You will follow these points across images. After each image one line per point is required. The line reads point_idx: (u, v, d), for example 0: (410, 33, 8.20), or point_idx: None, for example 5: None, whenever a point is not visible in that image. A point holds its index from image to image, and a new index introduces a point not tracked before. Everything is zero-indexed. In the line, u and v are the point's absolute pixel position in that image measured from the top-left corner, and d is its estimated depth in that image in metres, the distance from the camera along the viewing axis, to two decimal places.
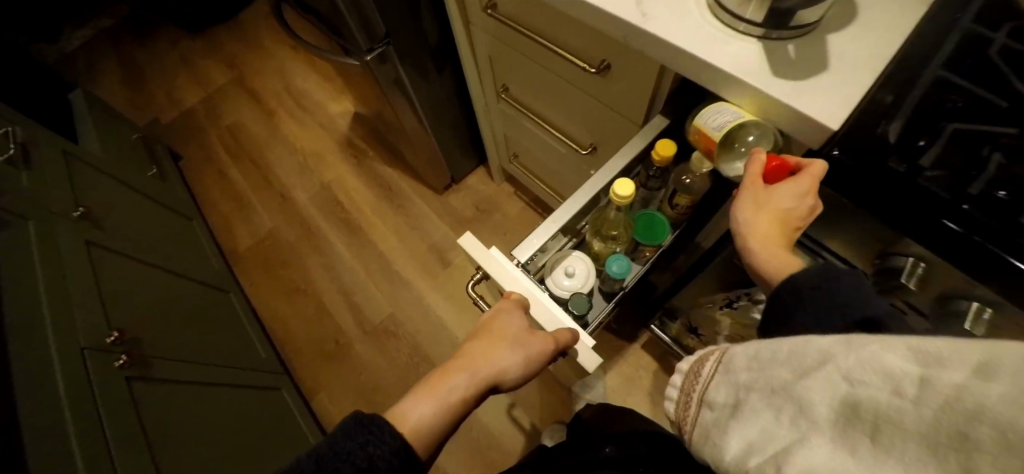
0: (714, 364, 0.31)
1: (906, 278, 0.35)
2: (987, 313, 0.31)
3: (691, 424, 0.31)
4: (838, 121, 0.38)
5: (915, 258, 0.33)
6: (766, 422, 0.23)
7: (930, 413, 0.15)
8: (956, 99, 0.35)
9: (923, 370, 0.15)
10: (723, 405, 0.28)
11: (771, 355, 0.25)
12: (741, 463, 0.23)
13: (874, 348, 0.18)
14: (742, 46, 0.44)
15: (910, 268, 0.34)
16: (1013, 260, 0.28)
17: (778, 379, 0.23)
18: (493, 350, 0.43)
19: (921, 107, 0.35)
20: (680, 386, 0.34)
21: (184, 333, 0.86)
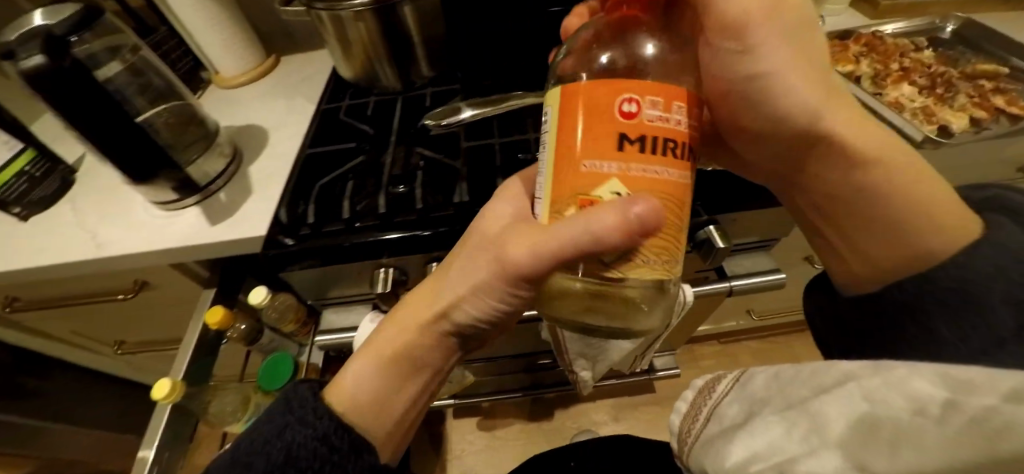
0: (731, 383, 0.39)
1: (716, 241, 0.52)
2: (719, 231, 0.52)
3: (696, 436, 0.40)
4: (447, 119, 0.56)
5: (711, 227, 0.52)
6: (774, 434, 0.27)
7: (952, 429, 0.17)
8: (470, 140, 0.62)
9: (951, 394, 0.18)
10: (732, 416, 0.35)
11: (793, 377, 0.30)
12: (741, 467, 0.28)
13: (907, 374, 0.21)
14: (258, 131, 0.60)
15: (713, 233, 0.52)
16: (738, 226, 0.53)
17: (799, 397, 0.28)
18: (473, 251, 0.39)
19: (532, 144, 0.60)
20: (691, 402, 0.43)
21: (112, 325, 0.82)
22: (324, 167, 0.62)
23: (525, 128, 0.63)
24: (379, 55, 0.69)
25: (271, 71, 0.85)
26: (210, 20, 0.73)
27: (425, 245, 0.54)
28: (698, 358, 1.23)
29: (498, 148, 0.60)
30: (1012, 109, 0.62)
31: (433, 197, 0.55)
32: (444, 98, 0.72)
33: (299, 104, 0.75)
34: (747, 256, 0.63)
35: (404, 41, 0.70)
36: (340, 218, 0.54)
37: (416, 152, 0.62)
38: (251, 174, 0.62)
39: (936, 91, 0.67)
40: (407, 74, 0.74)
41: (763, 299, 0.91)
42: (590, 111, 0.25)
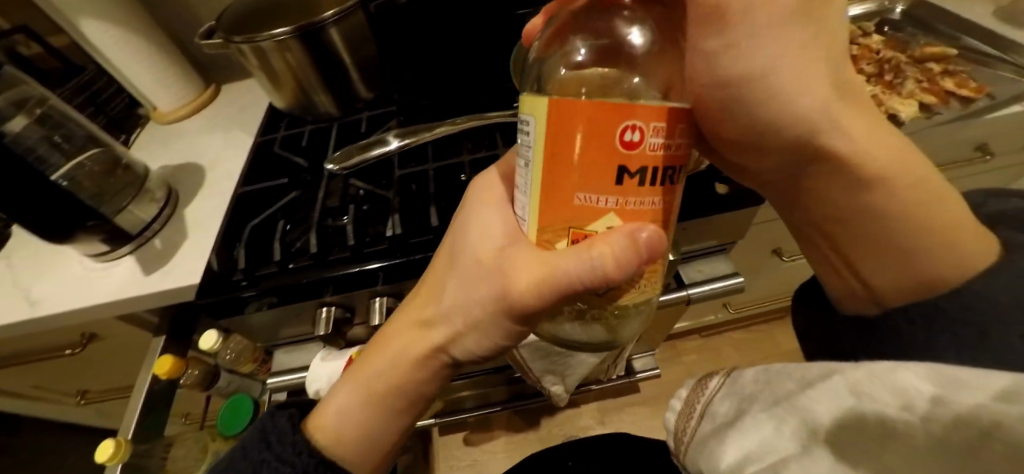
0: (721, 383, 0.38)
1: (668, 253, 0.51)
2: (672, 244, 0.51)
3: (691, 436, 0.38)
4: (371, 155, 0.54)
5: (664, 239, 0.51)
6: (766, 432, 0.27)
7: (942, 427, 0.17)
8: (411, 165, 0.61)
9: (938, 388, 0.18)
10: (725, 413, 0.34)
11: (780, 369, 0.30)
12: (736, 468, 0.27)
13: (887, 366, 0.21)
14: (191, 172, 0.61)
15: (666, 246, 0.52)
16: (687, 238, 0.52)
17: (786, 390, 0.27)
18: (462, 274, 0.36)
19: (472, 163, 0.59)
20: (684, 402, 0.41)
21: (70, 379, 0.78)
22: (256, 209, 0.62)
23: (459, 152, 0.61)
24: (314, 84, 0.68)
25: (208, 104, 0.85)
26: (135, 57, 0.74)
27: (363, 280, 0.54)
28: (682, 354, 1.24)
29: (431, 175, 0.59)
30: (961, 91, 0.64)
31: (366, 233, 0.55)
32: (380, 123, 0.72)
33: (239, 136, 0.77)
34: (707, 259, 0.61)
35: (336, 68, 0.68)
36: (272, 260, 0.54)
37: (349, 184, 0.61)
38: (187, 216, 0.64)
39: (884, 78, 0.68)
40: (346, 98, 0.72)
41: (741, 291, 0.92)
42: (590, 141, 0.21)
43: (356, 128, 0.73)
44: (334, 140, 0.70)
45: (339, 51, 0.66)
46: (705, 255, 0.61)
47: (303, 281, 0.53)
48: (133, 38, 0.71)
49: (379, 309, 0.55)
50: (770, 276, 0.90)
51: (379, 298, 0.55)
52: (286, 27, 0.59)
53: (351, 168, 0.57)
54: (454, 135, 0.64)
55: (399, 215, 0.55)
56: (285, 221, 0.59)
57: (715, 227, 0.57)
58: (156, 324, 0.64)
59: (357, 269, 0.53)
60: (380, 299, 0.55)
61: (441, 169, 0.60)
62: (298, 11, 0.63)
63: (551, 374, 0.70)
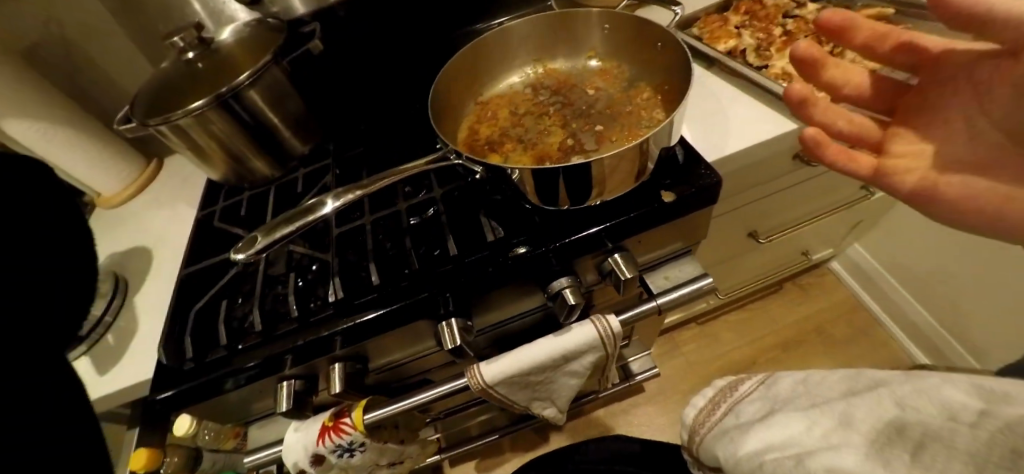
0: (755, 385, 0.42)
1: (619, 270, 0.50)
2: (621, 260, 0.50)
3: (709, 428, 0.42)
4: (290, 228, 0.49)
5: (615, 256, 0.51)
6: (794, 429, 0.31)
7: (987, 433, 0.22)
8: (356, 216, 0.59)
9: (986, 405, 0.23)
10: (752, 411, 0.38)
11: (819, 381, 0.34)
12: (761, 453, 0.31)
13: (937, 383, 0.26)
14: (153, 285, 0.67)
15: (616, 263, 0.51)
16: (626, 260, 0.50)
17: (823, 398, 0.32)
18: None
19: (411, 208, 0.56)
20: (708, 398, 0.45)
21: None
22: (200, 290, 0.60)
23: (396, 200, 0.58)
24: (250, 151, 0.66)
25: (152, 184, 0.84)
26: (68, 145, 0.70)
27: (316, 347, 0.52)
28: (681, 346, 1.24)
29: (368, 229, 0.55)
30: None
31: (311, 300, 0.54)
32: (317, 180, 0.69)
33: (186, 212, 0.78)
34: (672, 264, 0.59)
35: (260, 129, 0.65)
36: (220, 344, 0.53)
37: (291, 249, 0.59)
38: (139, 306, 0.67)
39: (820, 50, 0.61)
40: (281, 157, 0.70)
41: (726, 277, 0.92)
42: None
43: (293, 187, 0.70)
44: (273, 203, 0.67)
45: (264, 111, 0.64)
46: (670, 260, 0.60)
47: (247, 364, 0.52)
48: (63, 129, 0.68)
49: (338, 376, 0.53)
50: (749, 260, 0.90)
51: (338, 364, 0.54)
52: (200, 101, 0.56)
53: (270, 247, 0.48)
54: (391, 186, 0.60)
55: (339, 277, 0.53)
56: (229, 300, 0.57)
57: (673, 234, 0.55)
58: (130, 416, 0.62)
59: (307, 339, 0.52)
60: (338, 366, 0.54)
61: (383, 218, 0.57)
62: (213, 82, 0.61)
63: (540, 399, 0.68)
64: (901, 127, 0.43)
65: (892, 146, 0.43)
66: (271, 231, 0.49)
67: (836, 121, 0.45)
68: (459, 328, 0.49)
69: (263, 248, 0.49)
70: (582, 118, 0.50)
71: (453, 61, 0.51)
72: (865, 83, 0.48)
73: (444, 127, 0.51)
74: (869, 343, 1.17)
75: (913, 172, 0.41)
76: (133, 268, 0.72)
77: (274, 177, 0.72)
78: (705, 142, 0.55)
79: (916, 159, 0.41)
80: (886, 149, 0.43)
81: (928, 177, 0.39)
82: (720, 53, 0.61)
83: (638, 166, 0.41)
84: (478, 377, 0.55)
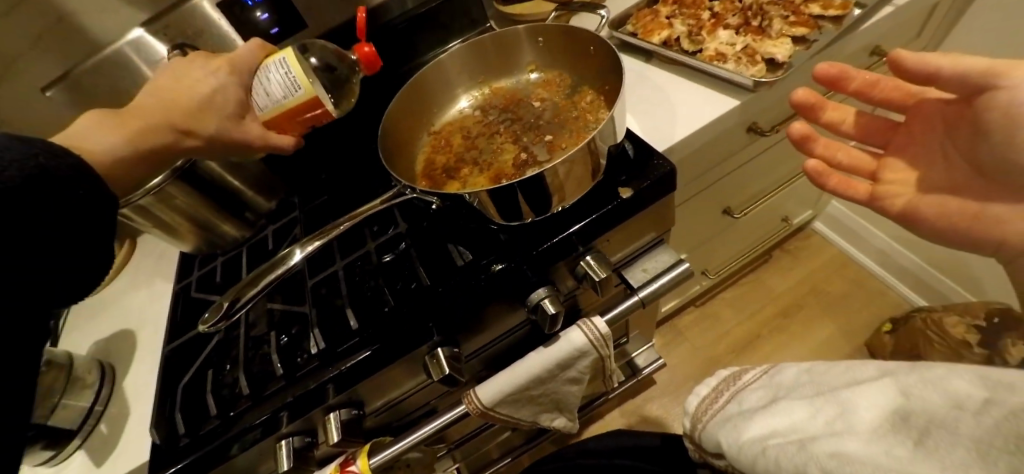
0: (758, 373, 0.40)
1: (593, 272, 0.50)
2: (592, 262, 0.50)
3: (712, 415, 0.41)
4: (260, 283, 0.47)
5: (586, 258, 0.50)
6: (799, 419, 0.30)
7: (992, 422, 0.21)
8: (328, 262, 0.57)
9: (991, 394, 0.22)
10: (754, 400, 0.37)
11: (823, 371, 0.33)
12: (764, 440, 0.31)
13: (945, 374, 0.25)
14: (146, 368, 0.65)
15: (588, 265, 0.51)
16: (592, 260, 0.50)
17: (826, 387, 0.31)
18: None
19: (380, 246, 0.55)
20: (710, 388, 0.44)
21: None
22: (181, 366, 0.58)
23: (364, 240, 0.56)
24: (212, 216, 0.65)
25: (128, 263, 0.81)
26: None
27: (311, 399, 0.50)
28: (684, 332, 1.23)
29: (341, 275, 0.54)
30: (829, 13, 0.59)
31: (296, 354, 0.51)
32: (286, 234, 0.67)
33: (161, 287, 0.76)
34: (648, 256, 0.58)
35: (219, 188, 0.64)
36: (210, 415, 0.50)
37: (269, 308, 0.56)
38: (128, 388, 0.64)
39: (751, 25, 0.61)
40: (245, 215, 0.69)
41: (712, 257, 0.92)
42: None
43: (261, 244, 0.68)
44: (245, 264, 0.65)
45: (219, 172, 0.63)
46: (646, 251, 0.59)
47: (258, 420, 0.50)
48: None
49: (335, 425, 0.50)
50: (731, 236, 0.90)
51: (334, 413, 0.51)
52: (159, 177, 0.55)
53: (241, 305, 0.46)
54: (357, 227, 0.59)
55: (318, 328, 0.51)
56: (211, 369, 0.54)
57: (642, 226, 0.54)
58: None
59: (296, 394, 0.50)
60: (334, 415, 0.51)
61: (352, 261, 0.55)
62: None
63: (546, 412, 0.67)
64: (891, 158, 0.50)
65: (883, 175, 0.50)
66: (240, 290, 0.47)
67: (836, 154, 0.53)
68: (447, 357, 0.49)
69: (231, 310, 0.46)
70: (532, 131, 0.50)
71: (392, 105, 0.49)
72: (859, 119, 0.54)
73: (397, 168, 0.49)
74: (864, 293, 1.18)
75: (900, 196, 0.48)
76: (120, 349, 0.70)
77: (245, 238, 0.69)
78: (655, 133, 0.54)
79: (904, 186, 0.48)
80: (879, 178, 0.51)
81: (913, 201, 0.47)
82: (656, 44, 0.61)
83: (591, 165, 0.40)
84: (474, 405, 0.54)
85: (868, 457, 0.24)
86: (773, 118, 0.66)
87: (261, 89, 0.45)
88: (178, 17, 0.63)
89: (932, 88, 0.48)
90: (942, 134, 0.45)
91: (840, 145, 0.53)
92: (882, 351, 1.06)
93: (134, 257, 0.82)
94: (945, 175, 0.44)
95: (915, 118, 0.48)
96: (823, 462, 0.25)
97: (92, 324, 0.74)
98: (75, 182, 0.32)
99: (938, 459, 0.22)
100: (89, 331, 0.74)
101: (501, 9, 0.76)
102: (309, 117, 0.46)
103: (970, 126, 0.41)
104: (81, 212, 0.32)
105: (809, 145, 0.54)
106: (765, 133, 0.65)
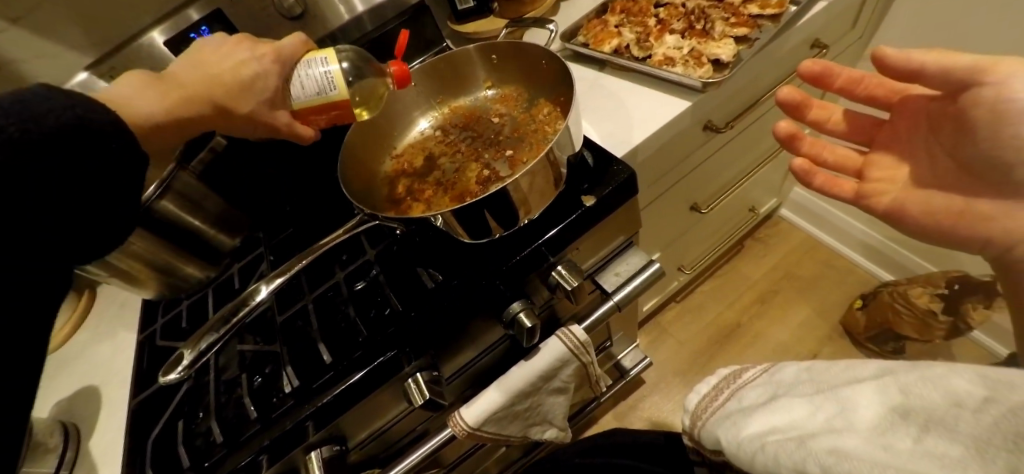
0: (759, 371, 0.40)
1: (565, 282, 0.50)
2: (563, 272, 0.50)
3: (712, 413, 0.41)
4: (223, 326, 0.44)
5: (557, 268, 0.50)
6: (800, 417, 0.30)
7: (991, 420, 0.21)
8: (297, 296, 0.54)
9: (990, 392, 0.22)
10: (755, 398, 0.37)
11: (823, 369, 0.33)
12: (762, 437, 0.31)
13: (944, 371, 0.25)
14: (115, 425, 0.61)
15: (561, 276, 0.50)
16: (558, 268, 0.50)
17: (827, 384, 0.31)
18: None
19: (349, 276, 0.53)
20: (708, 389, 0.43)
21: None
22: (149, 422, 0.54)
23: (333, 271, 0.54)
24: (172, 258, 0.61)
25: (88, 316, 0.76)
26: None
27: (290, 439, 0.47)
28: (668, 329, 1.24)
29: (311, 308, 0.51)
30: (766, 12, 0.62)
31: (272, 395, 0.48)
32: (252, 271, 0.64)
33: (123, 337, 0.71)
34: (620, 259, 0.58)
35: (179, 231, 0.61)
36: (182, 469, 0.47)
37: (240, 349, 0.53)
38: (95, 450, 0.60)
39: (694, 29, 0.63)
40: (207, 254, 0.65)
41: (685, 253, 0.93)
42: None
43: (227, 284, 0.64)
44: (211, 304, 0.62)
45: (180, 216, 0.60)
46: (618, 255, 0.59)
47: (241, 463, 0.46)
48: None
49: (318, 464, 0.47)
50: (701, 231, 0.92)
51: (315, 450, 0.48)
52: None
53: (202, 354, 0.43)
54: (325, 258, 0.57)
55: (292, 366, 0.48)
56: (182, 419, 0.51)
57: (611, 230, 0.54)
58: None
59: (273, 437, 0.46)
60: (315, 453, 0.48)
61: (321, 295, 0.52)
62: None
63: (536, 424, 0.66)
64: (879, 153, 0.52)
65: (871, 173, 0.52)
66: (200, 339, 0.44)
67: (823, 152, 0.56)
68: (427, 382, 0.48)
69: (195, 360, 0.44)
70: (493, 146, 0.49)
71: (350, 136, 0.48)
72: (845, 116, 0.56)
73: (361, 196, 0.47)
74: (835, 272, 1.22)
75: (887, 193, 0.50)
76: (82, 407, 0.65)
77: (210, 278, 0.66)
78: (615, 139, 0.55)
79: (892, 183, 0.50)
80: (866, 175, 0.52)
81: (901, 196, 0.48)
82: (608, 53, 0.62)
83: (553, 175, 0.40)
84: (461, 428, 0.52)
85: (867, 455, 0.24)
86: (726, 114, 0.68)
87: (296, 79, 0.42)
88: (130, 53, 0.61)
89: (915, 84, 0.50)
90: (929, 131, 0.47)
91: (830, 143, 0.56)
92: (855, 327, 1.09)
93: (94, 312, 0.76)
94: (931, 172, 0.46)
95: (900, 114, 0.50)
96: (822, 460, 0.25)
97: (47, 385, 0.69)
98: (110, 135, 0.29)
99: (937, 458, 0.22)
100: (45, 391, 0.69)
101: (455, 29, 0.76)
102: (336, 114, 0.45)
103: (956, 124, 0.43)
104: (110, 167, 0.29)
105: (796, 144, 0.56)
106: (720, 129, 0.67)
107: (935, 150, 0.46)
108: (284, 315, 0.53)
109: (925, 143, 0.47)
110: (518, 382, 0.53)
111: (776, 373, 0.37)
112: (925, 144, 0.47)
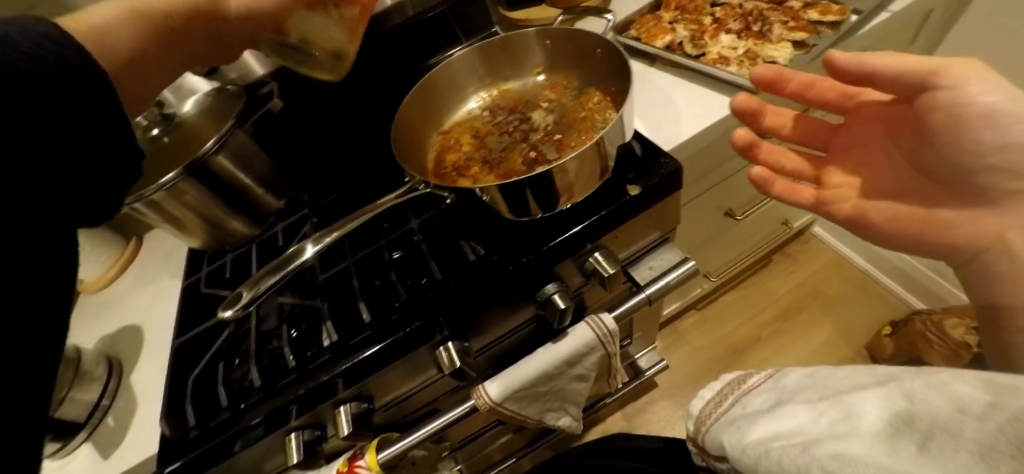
0: (764, 376, 0.41)
1: (601, 268, 0.51)
2: (598, 257, 0.51)
3: (717, 418, 0.41)
4: (276, 277, 0.48)
5: (593, 253, 0.52)
6: (804, 421, 0.31)
7: (994, 424, 0.22)
8: (338, 257, 0.58)
9: (994, 397, 0.23)
10: (759, 404, 0.37)
11: (829, 376, 0.34)
12: (766, 442, 0.32)
13: (947, 377, 0.26)
14: (154, 364, 0.67)
15: (597, 262, 0.52)
16: (595, 253, 0.52)
17: (833, 391, 0.32)
18: None
19: (391, 241, 0.56)
20: (715, 391, 0.44)
21: None
22: (191, 360, 0.59)
23: (374, 238, 0.58)
24: (221, 214, 0.66)
25: (133, 261, 0.83)
26: None
27: (321, 391, 0.51)
28: (685, 335, 1.24)
29: (352, 271, 0.55)
30: (827, 18, 0.61)
31: (307, 348, 0.52)
32: (296, 231, 0.68)
33: (167, 283, 0.77)
34: (653, 254, 0.59)
35: (230, 188, 0.65)
36: (221, 406, 0.51)
37: (280, 301, 0.57)
38: (134, 383, 0.66)
39: (751, 30, 0.63)
40: (253, 212, 0.70)
41: (711, 260, 0.92)
42: None
43: (272, 241, 0.69)
44: (255, 260, 0.67)
45: (234, 174, 0.64)
46: (651, 251, 0.60)
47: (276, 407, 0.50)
48: None
49: (346, 418, 0.51)
50: (731, 240, 0.91)
51: (343, 407, 0.52)
52: (171, 173, 0.55)
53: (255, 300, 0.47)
54: (365, 226, 0.60)
55: (331, 321, 0.52)
56: (223, 363, 0.55)
57: (647, 224, 0.55)
58: None
59: (307, 388, 0.50)
60: (343, 408, 0.52)
61: (361, 257, 0.56)
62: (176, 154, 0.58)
63: (552, 409, 0.67)
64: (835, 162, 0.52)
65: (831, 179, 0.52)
66: (257, 283, 0.48)
67: (778, 160, 0.55)
68: (457, 352, 0.50)
69: (250, 302, 0.47)
70: (540, 130, 0.51)
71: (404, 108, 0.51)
72: (797, 122, 0.55)
73: (411, 165, 0.50)
74: (864, 296, 1.19)
75: (846, 201, 0.49)
76: (125, 342, 0.71)
77: (254, 235, 0.71)
78: (661, 134, 0.56)
79: (851, 189, 0.49)
80: (825, 181, 0.52)
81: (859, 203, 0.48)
82: (660, 48, 0.62)
83: (599, 166, 0.41)
84: (484, 397, 0.55)
85: (870, 459, 0.25)
86: None
87: None
88: None
89: (867, 89, 0.51)
90: (890, 135, 0.47)
91: (779, 148, 0.54)
92: (881, 353, 1.07)
93: (141, 258, 0.83)
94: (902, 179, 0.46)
95: (860, 120, 0.50)
96: (824, 463, 0.26)
97: (99, 319, 0.76)
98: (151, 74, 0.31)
99: (941, 463, 0.22)
100: (95, 324, 0.76)
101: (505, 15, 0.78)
102: None
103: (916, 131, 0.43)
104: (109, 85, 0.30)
105: (755, 150, 0.55)
106: None
107: (898, 157, 0.47)
108: (327, 274, 0.56)
109: (888, 148, 0.48)
110: (539, 364, 0.56)
111: (788, 376, 0.38)
112: (888, 150, 0.48)
